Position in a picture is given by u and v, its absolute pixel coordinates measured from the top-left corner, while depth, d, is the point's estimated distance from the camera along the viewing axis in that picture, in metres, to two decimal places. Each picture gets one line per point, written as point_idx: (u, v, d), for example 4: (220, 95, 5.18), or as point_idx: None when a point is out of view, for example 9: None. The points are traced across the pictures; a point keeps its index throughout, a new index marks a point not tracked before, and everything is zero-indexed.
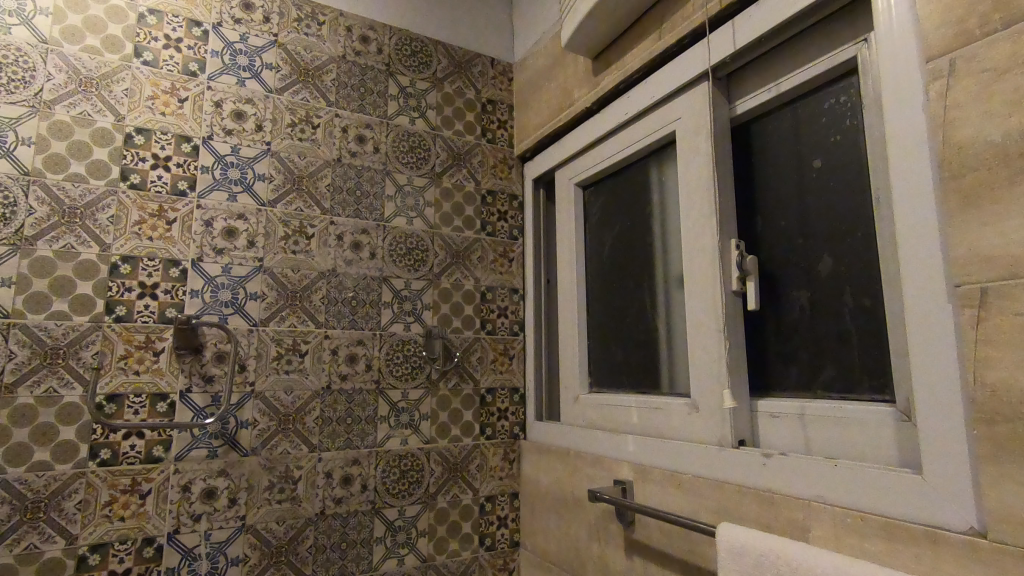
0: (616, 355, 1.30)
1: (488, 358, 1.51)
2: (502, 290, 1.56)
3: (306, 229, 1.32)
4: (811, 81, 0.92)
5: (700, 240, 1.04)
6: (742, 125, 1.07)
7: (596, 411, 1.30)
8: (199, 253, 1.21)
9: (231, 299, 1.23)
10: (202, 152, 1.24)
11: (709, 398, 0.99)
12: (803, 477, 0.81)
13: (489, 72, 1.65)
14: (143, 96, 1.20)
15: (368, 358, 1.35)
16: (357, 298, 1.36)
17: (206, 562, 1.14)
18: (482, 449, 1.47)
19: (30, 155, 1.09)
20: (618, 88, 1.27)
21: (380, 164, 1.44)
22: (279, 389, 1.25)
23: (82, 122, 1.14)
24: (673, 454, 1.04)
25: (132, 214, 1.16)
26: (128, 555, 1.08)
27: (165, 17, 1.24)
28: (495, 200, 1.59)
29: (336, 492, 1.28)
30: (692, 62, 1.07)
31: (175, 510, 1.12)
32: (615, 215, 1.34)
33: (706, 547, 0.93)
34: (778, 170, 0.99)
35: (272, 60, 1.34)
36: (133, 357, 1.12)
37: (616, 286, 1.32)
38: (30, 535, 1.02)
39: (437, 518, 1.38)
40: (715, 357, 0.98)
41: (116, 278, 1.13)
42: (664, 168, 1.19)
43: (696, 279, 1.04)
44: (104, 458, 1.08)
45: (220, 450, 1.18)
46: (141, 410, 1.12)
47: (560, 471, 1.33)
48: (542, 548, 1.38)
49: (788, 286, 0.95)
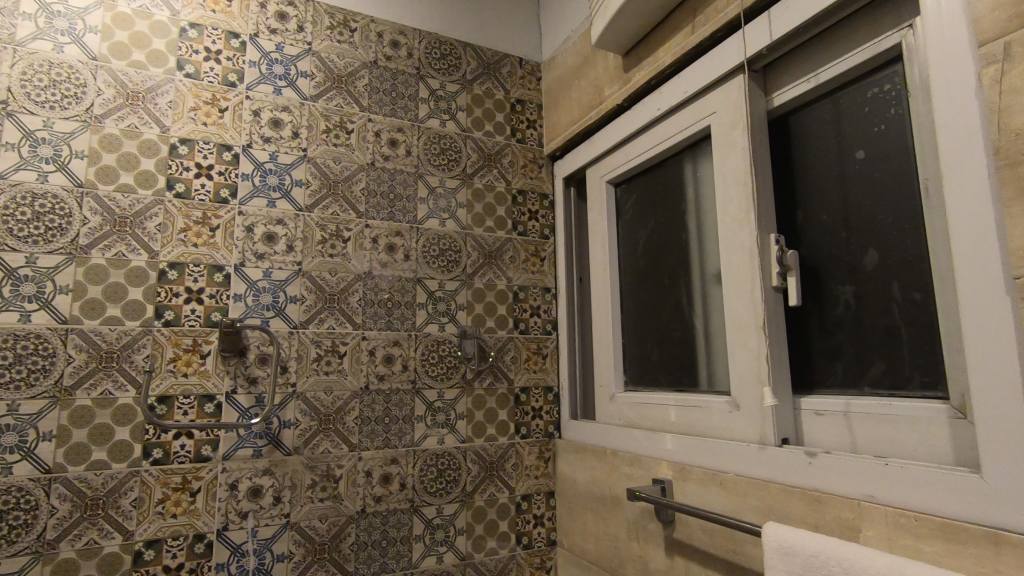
0: (653, 353, 1.29)
1: (522, 357, 1.52)
2: (535, 289, 1.56)
3: (342, 233, 1.35)
4: (852, 70, 0.90)
5: (738, 236, 1.02)
6: (779, 118, 1.05)
7: (632, 410, 1.30)
8: (241, 258, 1.24)
9: (272, 302, 1.26)
10: (242, 160, 1.28)
11: (750, 396, 0.98)
12: (852, 476, 0.79)
13: (517, 72, 1.65)
14: (185, 108, 1.24)
15: (403, 358, 1.37)
16: (392, 300, 1.38)
17: (254, 558, 1.17)
18: (517, 448, 1.47)
19: (83, 168, 1.14)
20: (650, 83, 1.26)
21: (412, 167, 1.46)
22: (320, 390, 1.28)
23: (131, 135, 1.18)
24: (714, 453, 1.03)
25: (178, 221, 1.20)
26: (181, 551, 1.12)
27: (205, 30, 1.28)
28: (526, 200, 1.59)
29: (375, 490, 1.30)
30: (727, 55, 1.05)
31: (224, 507, 1.16)
32: (649, 212, 1.33)
33: (751, 547, 0.92)
34: (819, 162, 0.96)
35: (307, 69, 1.37)
36: (181, 359, 1.16)
37: (652, 283, 1.30)
38: (90, 531, 1.06)
39: (475, 517, 1.39)
40: (756, 354, 0.97)
41: (164, 284, 1.17)
42: (699, 163, 1.18)
43: (735, 276, 1.03)
44: (157, 457, 1.12)
45: (265, 449, 1.21)
46: (190, 410, 1.16)
47: (598, 470, 1.33)
48: (580, 547, 1.38)
49: (831, 281, 0.93)
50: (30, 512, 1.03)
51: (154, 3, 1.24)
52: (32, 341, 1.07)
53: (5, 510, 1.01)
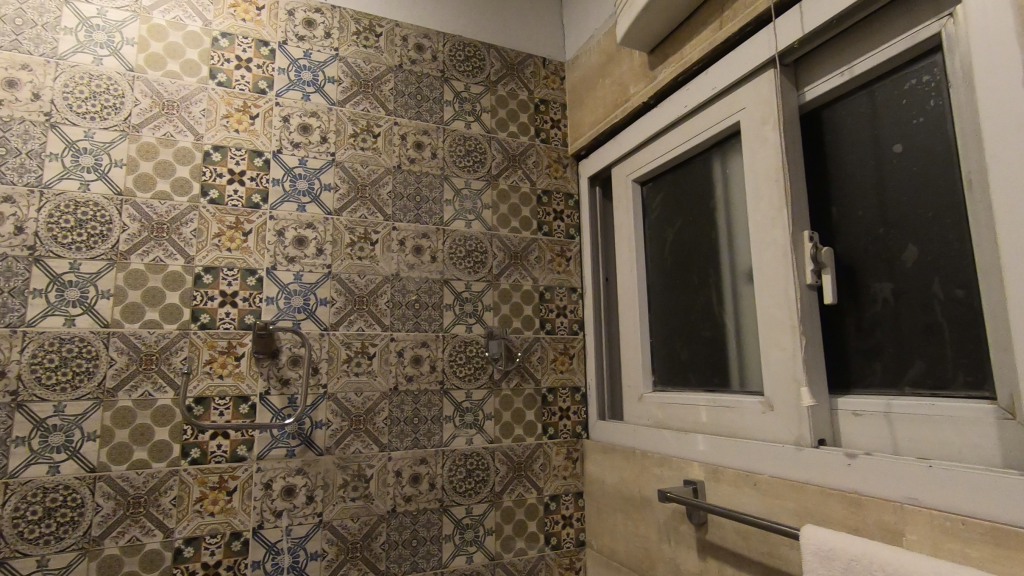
0: (682, 353, 1.27)
1: (549, 357, 1.52)
2: (561, 289, 1.56)
3: (370, 236, 1.37)
4: (889, 62, 0.88)
5: (771, 234, 1.01)
6: (812, 112, 1.03)
7: (662, 410, 1.29)
8: (273, 261, 1.27)
9: (303, 305, 1.28)
10: (273, 165, 1.30)
11: (785, 396, 0.96)
12: (893, 478, 0.77)
13: (541, 72, 1.65)
14: (218, 115, 1.27)
15: (431, 359, 1.38)
16: (420, 302, 1.39)
17: (289, 556, 1.19)
18: (545, 449, 1.47)
19: (122, 176, 1.17)
20: (677, 80, 1.24)
21: (438, 169, 1.47)
22: (350, 390, 1.29)
23: (167, 143, 1.22)
24: (748, 454, 1.01)
25: (212, 226, 1.23)
26: (219, 548, 1.14)
27: (236, 39, 1.31)
28: (551, 200, 1.59)
29: (405, 490, 1.31)
30: (757, 49, 1.04)
31: (259, 505, 1.18)
32: (677, 210, 1.31)
33: (787, 550, 0.90)
34: (854, 157, 0.94)
35: (334, 74, 1.39)
36: (217, 361, 1.19)
37: (680, 282, 1.29)
38: (133, 528, 1.09)
39: (504, 517, 1.40)
40: (790, 354, 0.95)
41: (199, 288, 1.20)
42: (728, 160, 1.16)
43: (767, 274, 1.01)
44: (195, 457, 1.15)
45: (298, 449, 1.23)
46: (226, 411, 1.19)
47: (627, 470, 1.32)
48: (609, 547, 1.37)
49: (868, 278, 0.91)
50: (76, 510, 1.06)
51: (187, 14, 1.27)
52: (77, 344, 1.10)
53: (54, 507, 1.05)
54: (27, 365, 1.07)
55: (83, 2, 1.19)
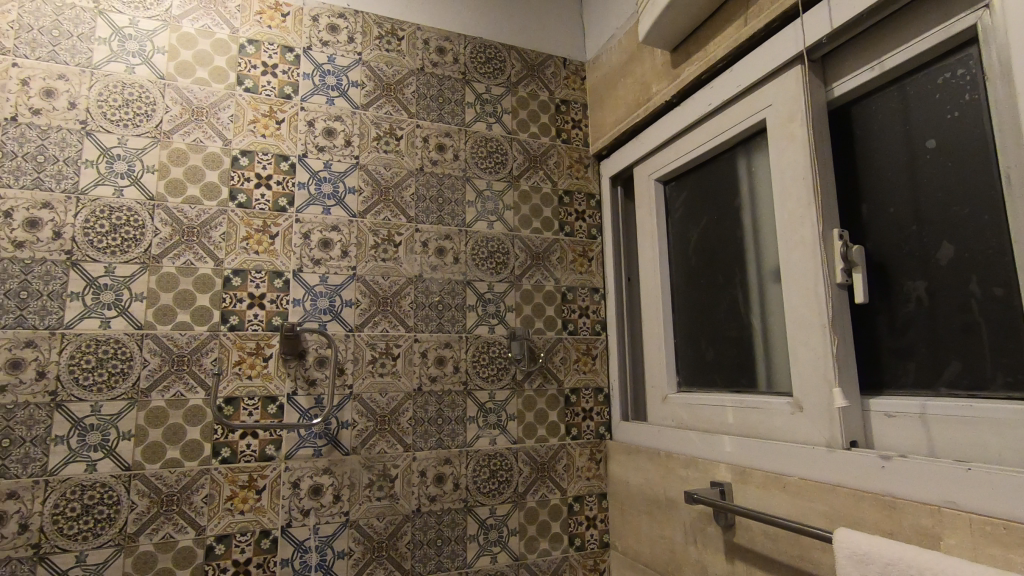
0: (707, 353, 1.26)
1: (572, 358, 1.51)
2: (583, 289, 1.55)
3: (394, 238, 1.38)
4: (921, 56, 0.86)
5: (799, 232, 0.99)
6: (840, 108, 1.01)
7: (687, 410, 1.28)
8: (299, 264, 1.29)
9: (329, 306, 1.30)
10: (299, 169, 1.32)
11: (815, 397, 0.95)
12: (930, 481, 0.76)
13: (562, 73, 1.65)
14: (245, 121, 1.29)
15: (455, 359, 1.39)
16: (443, 303, 1.40)
17: (316, 555, 1.21)
18: (568, 449, 1.47)
19: (154, 181, 1.20)
20: (701, 78, 1.23)
21: (460, 171, 1.47)
22: (375, 391, 1.31)
23: (196, 149, 1.24)
24: (777, 456, 1.00)
25: (240, 230, 1.25)
26: (249, 546, 1.16)
27: (262, 45, 1.33)
28: (572, 200, 1.59)
29: (430, 490, 1.32)
30: (784, 46, 1.02)
31: (287, 504, 1.20)
32: (701, 209, 1.30)
33: (819, 554, 0.89)
34: (885, 154, 0.92)
35: (357, 78, 1.41)
36: (246, 362, 1.21)
37: (705, 282, 1.28)
38: (166, 526, 1.12)
39: (528, 518, 1.40)
40: (821, 354, 0.94)
41: (229, 290, 1.22)
42: (754, 158, 1.15)
43: (796, 274, 1.00)
44: (225, 456, 1.17)
45: (324, 449, 1.25)
46: (254, 411, 1.21)
47: (651, 471, 1.32)
48: (634, 549, 1.37)
49: (900, 277, 0.89)
50: (112, 507, 1.09)
51: (215, 22, 1.30)
52: (112, 346, 1.13)
53: (91, 504, 1.08)
54: (65, 366, 1.10)
55: (116, 12, 1.22)
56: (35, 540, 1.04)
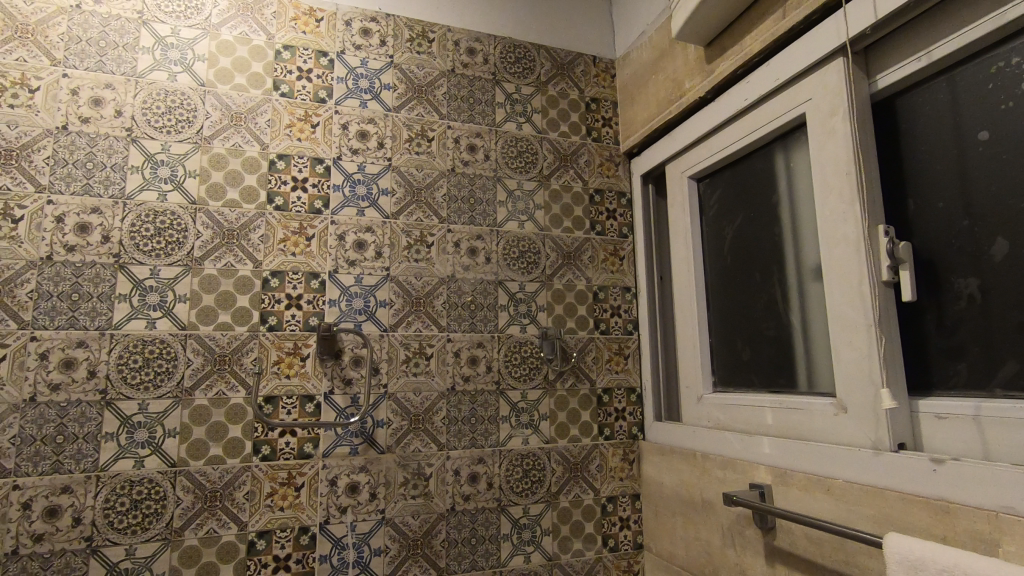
0: (744, 353, 1.24)
1: (604, 357, 1.51)
2: (615, 289, 1.54)
3: (426, 238, 1.39)
4: (971, 45, 0.83)
5: (842, 229, 0.97)
6: (884, 101, 0.98)
7: (722, 411, 1.26)
8: (334, 265, 1.31)
9: (364, 307, 1.31)
10: (333, 171, 1.34)
11: (860, 398, 0.92)
12: (986, 485, 0.73)
13: (591, 71, 1.64)
14: (282, 125, 1.32)
15: (488, 359, 1.40)
16: (475, 302, 1.41)
17: (353, 551, 1.23)
18: (601, 449, 1.46)
19: (196, 186, 1.24)
20: (736, 73, 1.21)
21: (491, 171, 1.48)
22: (409, 390, 1.32)
23: (235, 153, 1.27)
24: (819, 458, 0.98)
25: (278, 232, 1.28)
26: (289, 542, 1.19)
27: (297, 51, 1.35)
28: (603, 199, 1.58)
29: (464, 489, 1.33)
30: (825, 38, 1.00)
31: (325, 502, 1.22)
32: (736, 206, 1.28)
33: (866, 558, 0.86)
34: (933, 147, 0.90)
35: (389, 81, 1.42)
36: (284, 362, 1.24)
37: (741, 281, 1.26)
38: (210, 521, 1.15)
39: (561, 517, 1.39)
40: (865, 354, 0.91)
41: (267, 291, 1.25)
42: (792, 154, 1.13)
43: (838, 271, 0.97)
44: (265, 453, 1.20)
45: (360, 447, 1.26)
46: (293, 410, 1.23)
47: (686, 472, 1.30)
48: (669, 551, 1.35)
49: (951, 274, 0.86)
50: (159, 502, 1.13)
51: (252, 29, 1.33)
52: (158, 346, 1.17)
53: (139, 499, 1.12)
54: (114, 366, 1.14)
55: (159, 22, 1.26)
56: (88, 533, 1.08)
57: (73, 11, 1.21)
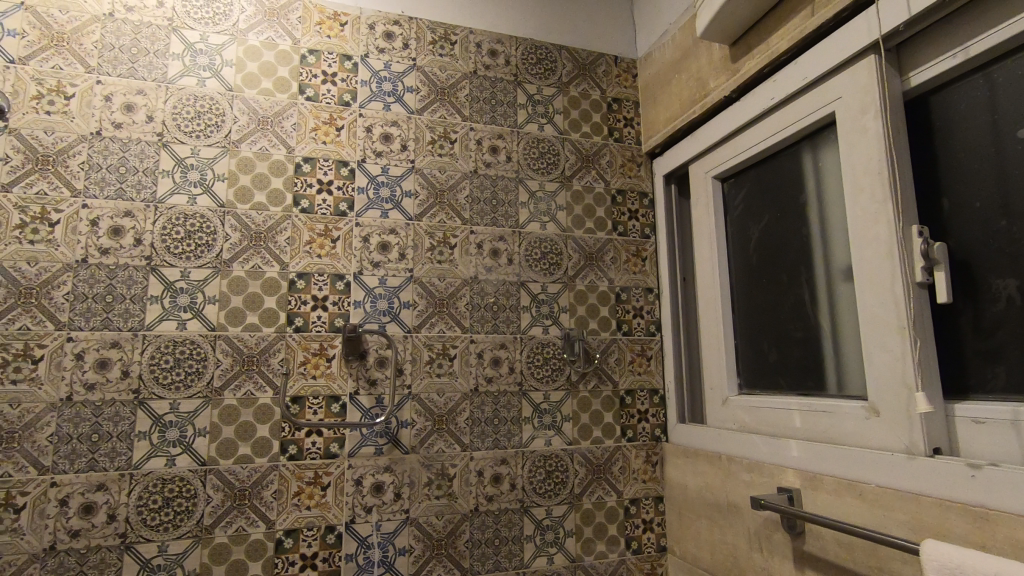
0: (770, 355, 1.23)
1: (626, 359, 1.50)
2: (637, 289, 1.54)
3: (449, 240, 1.40)
4: (1009, 41, 0.81)
5: (873, 229, 0.95)
6: (917, 99, 0.96)
7: (748, 413, 1.24)
8: (359, 266, 1.32)
9: (388, 308, 1.33)
10: (358, 174, 1.35)
11: (893, 401, 0.91)
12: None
13: (613, 71, 1.63)
14: (308, 129, 1.33)
15: (510, 360, 1.40)
16: (497, 303, 1.41)
17: (379, 550, 1.24)
18: (624, 451, 1.46)
19: (225, 189, 1.26)
20: (763, 71, 1.20)
21: (513, 173, 1.48)
22: (433, 391, 1.33)
23: (262, 157, 1.29)
24: (849, 462, 0.96)
25: (304, 234, 1.29)
26: (316, 541, 1.20)
27: (322, 55, 1.37)
28: (625, 199, 1.57)
29: (487, 490, 1.33)
30: (855, 35, 0.98)
31: (351, 501, 1.23)
32: (762, 207, 1.27)
33: (900, 565, 0.85)
34: (968, 145, 0.88)
35: (412, 83, 1.43)
36: (311, 362, 1.26)
37: (767, 282, 1.24)
38: (240, 519, 1.17)
39: (584, 519, 1.39)
40: (899, 357, 0.90)
41: (294, 293, 1.27)
42: (821, 153, 1.11)
43: (870, 272, 0.96)
44: (292, 452, 1.21)
45: (385, 447, 1.27)
46: (319, 410, 1.25)
47: (711, 475, 1.29)
48: (693, 554, 1.34)
49: (988, 275, 0.84)
50: (190, 500, 1.15)
51: (279, 34, 1.34)
52: (189, 346, 1.19)
53: (171, 497, 1.14)
54: (147, 366, 1.16)
55: (188, 29, 1.29)
56: (122, 529, 1.11)
57: (106, 20, 1.24)
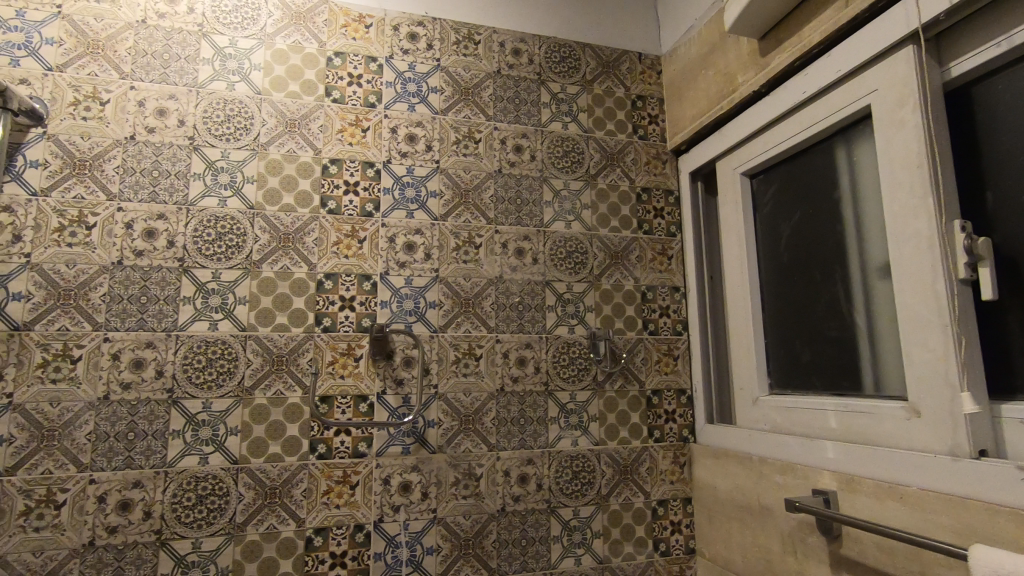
0: (803, 354, 1.20)
1: (653, 358, 1.48)
2: (663, 288, 1.52)
3: (475, 239, 1.40)
4: None
5: (912, 225, 0.93)
6: (958, 90, 0.94)
7: (780, 414, 1.22)
8: (386, 267, 1.33)
9: (414, 308, 1.33)
10: (383, 175, 1.36)
11: (935, 402, 0.88)
12: None
13: (637, 68, 1.62)
14: (334, 130, 1.34)
15: (536, 360, 1.39)
16: (523, 303, 1.41)
17: (406, 550, 1.24)
18: (651, 452, 1.44)
19: (254, 192, 1.27)
20: (794, 65, 1.17)
21: (537, 172, 1.47)
22: (459, 390, 1.33)
23: (290, 159, 1.30)
24: (889, 464, 0.94)
25: (332, 235, 1.30)
26: (345, 539, 1.21)
27: (348, 57, 1.38)
28: (650, 198, 1.56)
29: (514, 490, 1.33)
30: (892, 26, 0.96)
31: (379, 500, 1.24)
32: (793, 203, 1.24)
33: (944, 570, 0.82)
34: (1013, 137, 0.85)
35: (437, 84, 1.44)
36: (339, 362, 1.27)
37: (799, 280, 1.22)
38: (271, 517, 1.18)
39: (611, 520, 1.38)
40: (941, 355, 0.87)
41: (322, 293, 1.28)
42: (856, 147, 1.08)
43: (909, 269, 0.93)
44: (321, 452, 1.22)
45: (412, 447, 1.28)
46: (348, 410, 1.25)
47: (742, 477, 1.27)
48: (723, 557, 1.32)
49: None
50: (223, 498, 1.16)
51: (305, 37, 1.36)
52: (220, 347, 1.21)
53: (204, 494, 1.16)
54: (180, 366, 1.18)
55: (218, 34, 1.31)
56: (157, 526, 1.13)
57: (139, 26, 1.27)
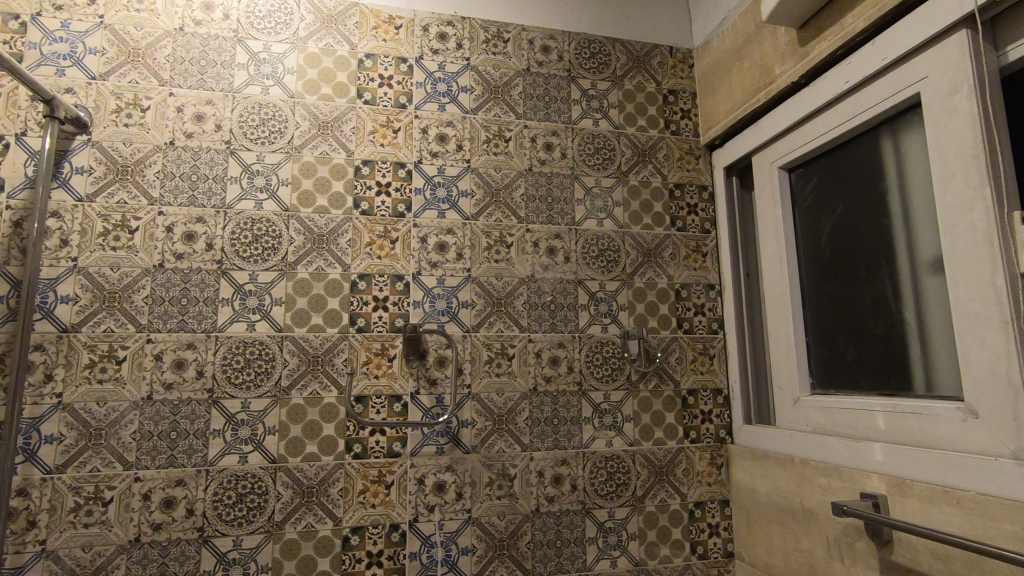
0: (847, 353, 1.16)
1: (688, 358, 1.45)
2: (698, 286, 1.49)
3: (506, 238, 1.39)
4: None
5: (966, 217, 0.89)
6: (1016, 75, 0.89)
7: (822, 414, 1.18)
8: (418, 267, 1.33)
9: (447, 308, 1.33)
10: (415, 175, 1.36)
11: (994, 402, 0.84)
12: None
13: (669, 62, 1.59)
14: (366, 132, 1.35)
15: (569, 360, 1.38)
16: (555, 302, 1.39)
17: (442, 550, 1.24)
18: (688, 453, 1.41)
19: (288, 194, 1.29)
20: (836, 54, 1.14)
21: (568, 169, 1.46)
22: (492, 390, 1.32)
23: (323, 161, 1.32)
24: (943, 467, 0.90)
25: (365, 236, 1.31)
26: (381, 538, 1.22)
27: (379, 59, 1.39)
28: (684, 194, 1.53)
29: (548, 490, 1.32)
30: (944, 10, 0.92)
31: (414, 500, 1.24)
32: (835, 197, 1.20)
33: None
34: None
35: (466, 83, 1.43)
36: (373, 362, 1.27)
37: (842, 276, 1.18)
38: (308, 516, 1.19)
39: (647, 522, 1.36)
40: (1001, 354, 0.83)
41: (356, 294, 1.29)
42: (903, 138, 1.04)
43: (964, 264, 0.89)
44: (357, 451, 1.23)
45: (446, 446, 1.28)
46: (382, 409, 1.26)
47: (783, 479, 1.23)
48: (763, 560, 1.29)
49: None
50: (262, 496, 1.18)
51: (336, 40, 1.37)
52: (258, 347, 1.23)
53: (244, 493, 1.17)
54: (219, 366, 1.20)
55: (252, 39, 1.33)
56: (200, 523, 1.15)
57: (176, 34, 1.29)
